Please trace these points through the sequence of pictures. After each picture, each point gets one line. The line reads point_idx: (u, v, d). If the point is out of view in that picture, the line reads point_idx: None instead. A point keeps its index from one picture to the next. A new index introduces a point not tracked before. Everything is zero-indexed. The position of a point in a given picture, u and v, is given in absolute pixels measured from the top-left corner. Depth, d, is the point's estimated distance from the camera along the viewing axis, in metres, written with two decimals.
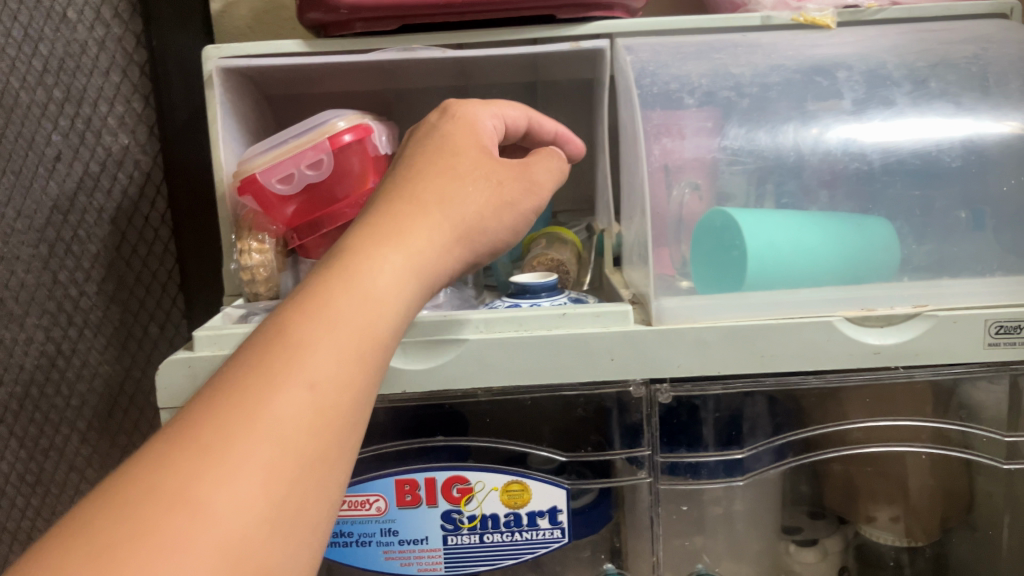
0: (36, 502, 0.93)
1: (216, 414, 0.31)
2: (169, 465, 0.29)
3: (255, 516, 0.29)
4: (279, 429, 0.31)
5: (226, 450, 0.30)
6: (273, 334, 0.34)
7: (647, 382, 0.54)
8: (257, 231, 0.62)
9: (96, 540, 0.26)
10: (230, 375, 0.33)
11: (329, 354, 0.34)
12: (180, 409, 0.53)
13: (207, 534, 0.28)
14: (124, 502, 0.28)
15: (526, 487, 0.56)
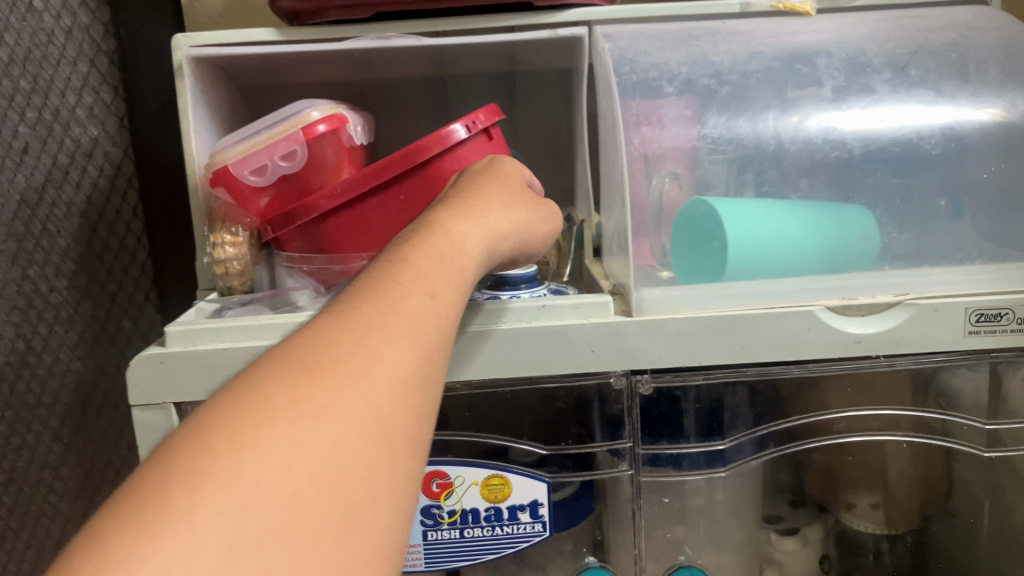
0: (6, 503, 0.91)
1: (365, 292, 0.33)
2: (334, 323, 0.31)
3: (408, 374, 0.31)
4: (422, 309, 0.34)
5: (382, 315, 0.32)
6: (397, 248, 0.38)
7: (628, 372, 0.54)
8: (230, 223, 0.60)
9: (276, 375, 0.28)
10: (364, 273, 0.36)
11: (448, 268, 0.38)
12: (152, 406, 0.51)
13: (379, 378, 0.30)
14: (297, 348, 0.30)
15: (506, 482, 0.55)
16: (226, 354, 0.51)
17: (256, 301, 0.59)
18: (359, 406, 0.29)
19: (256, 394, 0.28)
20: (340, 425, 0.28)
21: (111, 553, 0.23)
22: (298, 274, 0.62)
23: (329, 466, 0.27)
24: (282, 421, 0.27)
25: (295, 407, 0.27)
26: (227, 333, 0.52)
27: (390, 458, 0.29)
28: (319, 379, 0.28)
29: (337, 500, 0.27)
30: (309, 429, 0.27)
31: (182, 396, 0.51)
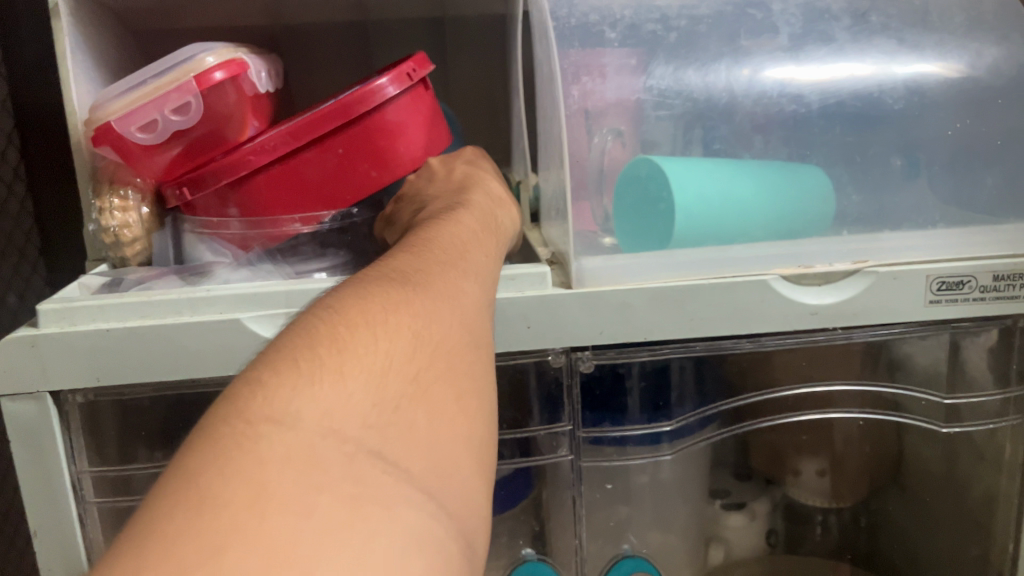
0: None
1: (429, 244, 0.39)
2: (418, 259, 0.36)
3: (477, 306, 0.37)
4: (475, 266, 0.39)
5: (453, 260, 0.38)
6: (437, 219, 0.43)
7: (567, 350, 0.48)
8: (119, 186, 0.53)
9: (385, 279, 0.33)
10: (414, 232, 0.41)
11: (483, 236, 0.44)
12: (24, 395, 0.45)
13: (462, 299, 0.36)
14: (391, 267, 0.34)
15: None
16: (110, 336, 0.45)
17: (157, 276, 0.51)
18: (453, 315, 0.34)
19: (374, 290, 0.32)
20: (443, 326, 0.33)
21: (281, 383, 0.26)
22: (214, 238, 0.54)
23: (438, 359, 0.32)
24: (403, 312, 0.31)
25: (410, 303, 0.32)
26: (111, 312, 0.46)
27: (473, 363, 0.34)
28: (423, 290, 0.33)
29: (444, 383, 0.32)
30: (424, 323, 0.32)
31: (60, 384, 0.45)
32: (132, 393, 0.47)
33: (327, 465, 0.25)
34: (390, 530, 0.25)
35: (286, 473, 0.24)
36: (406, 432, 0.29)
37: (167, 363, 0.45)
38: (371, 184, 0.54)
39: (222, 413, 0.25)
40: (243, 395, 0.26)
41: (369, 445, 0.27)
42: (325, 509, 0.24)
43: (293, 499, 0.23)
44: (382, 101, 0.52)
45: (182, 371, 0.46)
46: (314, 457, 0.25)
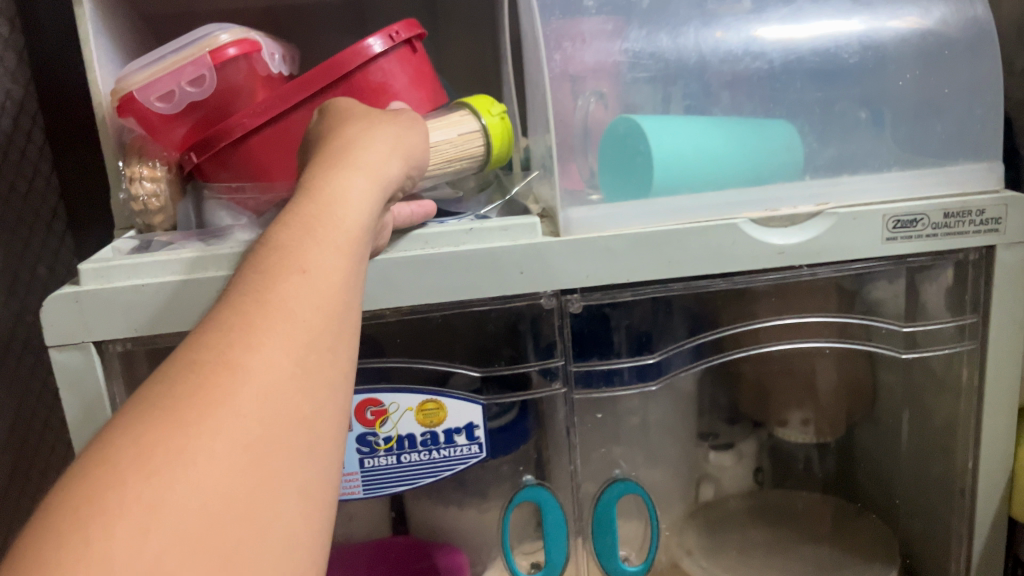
0: None
1: (236, 299, 0.32)
2: (206, 344, 0.30)
3: (327, 388, 0.32)
4: (298, 307, 0.32)
5: (293, 331, 0.32)
6: (294, 224, 0.36)
7: (558, 293, 0.54)
8: (147, 158, 0.58)
9: (179, 416, 0.27)
10: (255, 260, 0.34)
11: (335, 231, 0.37)
12: (70, 346, 0.50)
13: (255, 392, 0.29)
14: (196, 375, 0.29)
15: (441, 406, 0.54)
16: (145, 290, 0.50)
17: (181, 238, 0.56)
18: (240, 426, 0.28)
19: (159, 440, 0.27)
20: (264, 455, 0.28)
21: None
22: (229, 203, 0.58)
23: (216, 501, 0.26)
24: (200, 464, 0.27)
25: (211, 449, 0.27)
26: (146, 269, 0.50)
27: (281, 469, 0.29)
28: (231, 422, 0.28)
29: (264, 509, 0.28)
30: (228, 460, 0.27)
31: (102, 335, 0.50)
32: (165, 342, 0.52)
33: None
34: None
35: None
36: None
37: (197, 313, 0.50)
38: None
39: None
40: None
41: None
42: None
43: None
44: (366, 63, 0.56)
45: None
46: None
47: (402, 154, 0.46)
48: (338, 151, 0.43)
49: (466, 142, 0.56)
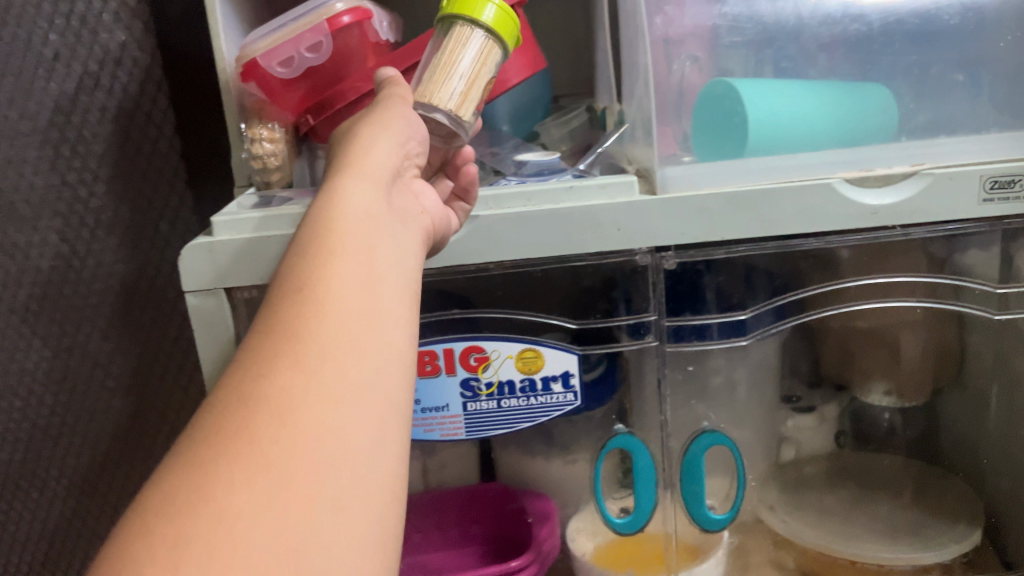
0: (64, 400, 0.82)
1: (246, 348, 0.34)
2: (219, 398, 0.33)
3: (349, 396, 0.33)
4: (303, 332, 0.34)
5: (296, 357, 0.33)
6: (292, 253, 0.38)
7: (653, 250, 0.56)
8: (266, 120, 0.62)
9: (200, 466, 0.30)
10: (263, 302, 0.36)
11: (332, 241, 0.38)
12: (204, 291, 0.55)
13: (264, 421, 0.31)
14: (212, 424, 0.31)
15: (539, 354, 0.57)
16: (272, 242, 0.54)
17: (299, 195, 0.60)
18: (255, 453, 0.30)
19: (179, 494, 0.29)
20: (287, 473, 0.30)
21: None
22: None
23: (244, 526, 0.28)
24: (221, 501, 0.29)
25: (229, 482, 0.29)
26: (270, 223, 0.55)
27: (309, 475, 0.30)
28: (242, 452, 0.30)
29: (299, 517, 0.29)
30: (249, 488, 0.29)
31: (232, 282, 0.54)
32: None
33: None
34: None
35: None
36: None
37: None
38: None
39: None
40: None
41: None
42: None
43: None
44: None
45: None
46: None
47: (401, 142, 0.46)
48: (330, 171, 0.43)
49: (476, 57, 0.49)
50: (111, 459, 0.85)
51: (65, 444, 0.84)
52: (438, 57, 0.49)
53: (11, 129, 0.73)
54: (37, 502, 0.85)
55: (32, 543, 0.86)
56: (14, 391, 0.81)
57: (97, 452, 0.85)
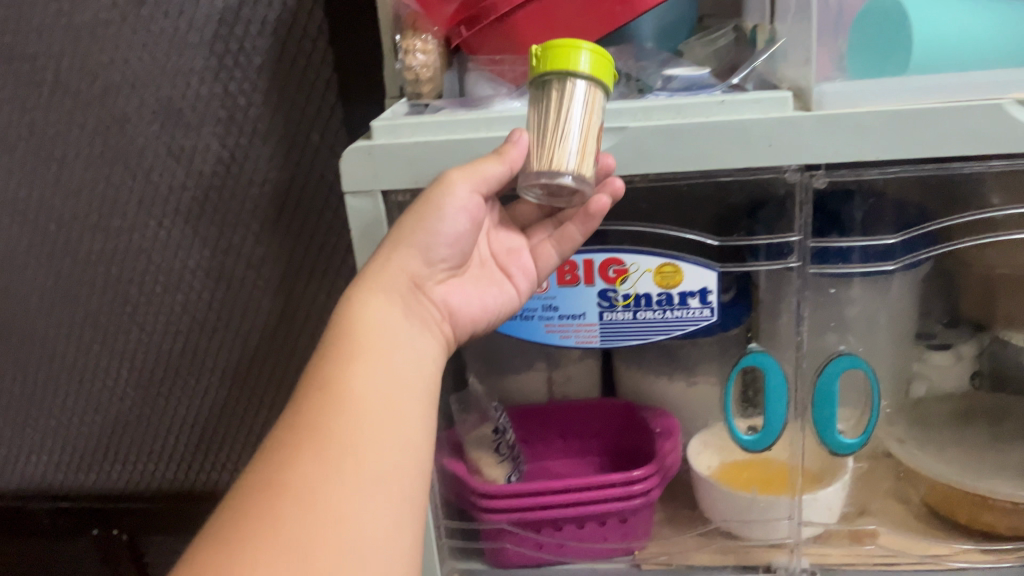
0: (219, 297, 0.89)
1: (288, 430, 0.48)
2: (267, 470, 0.46)
3: (367, 480, 0.46)
4: (333, 424, 0.47)
5: (319, 450, 0.46)
6: (325, 356, 0.51)
7: (802, 169, 0.55)
8: (420, 32, 0.64)
9: (255, 523, 0.43)
10: (301, 394, 0.49)
11: (357, 352, 0.51)
12: (362, 192, 0.58)
13: (301, 493, 0.44)
14: (263, 490, 0.45)
15: (678, 270, 0.58)
16: (426, 147, 0.56)
17: (448, 105, 0.63)
18: (297, 520, 0.44)
19: (239, 545, 0.43)
20: (317, 538, 0.43)
21: None
22: (490, 75, 0.64)
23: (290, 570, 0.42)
24: (268, 553, 0.42)
25: (274, 536, 0.43)
26: (426, 128, 0.57)
27: (338, 539, 0.44)
28: (273, 531, 0.43)
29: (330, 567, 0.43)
30: (290, 544, 0.43)
31: (388, 185, 0.57)
32: None
33: None
34: None
35: None
36: None
37: None
38: (614, 18, 0.60)
39: None
40: None
41: None
42: None
43: None
44: None
45: None
46: None
47: (429, 246, 0.55)
48: (365, 275, 0.54)
49: (585, 111, 0.50)
50: (259, 355, 0.92)
51: (220, 338, 0.91)
52: (546, 123, 0.50)
53: (183, 39, 0.78)
54: (196, 388, 0.93)
55: (191, 423, 0.95)
56: (177, 284, 0.88)
57: (248, 349, 0.91)
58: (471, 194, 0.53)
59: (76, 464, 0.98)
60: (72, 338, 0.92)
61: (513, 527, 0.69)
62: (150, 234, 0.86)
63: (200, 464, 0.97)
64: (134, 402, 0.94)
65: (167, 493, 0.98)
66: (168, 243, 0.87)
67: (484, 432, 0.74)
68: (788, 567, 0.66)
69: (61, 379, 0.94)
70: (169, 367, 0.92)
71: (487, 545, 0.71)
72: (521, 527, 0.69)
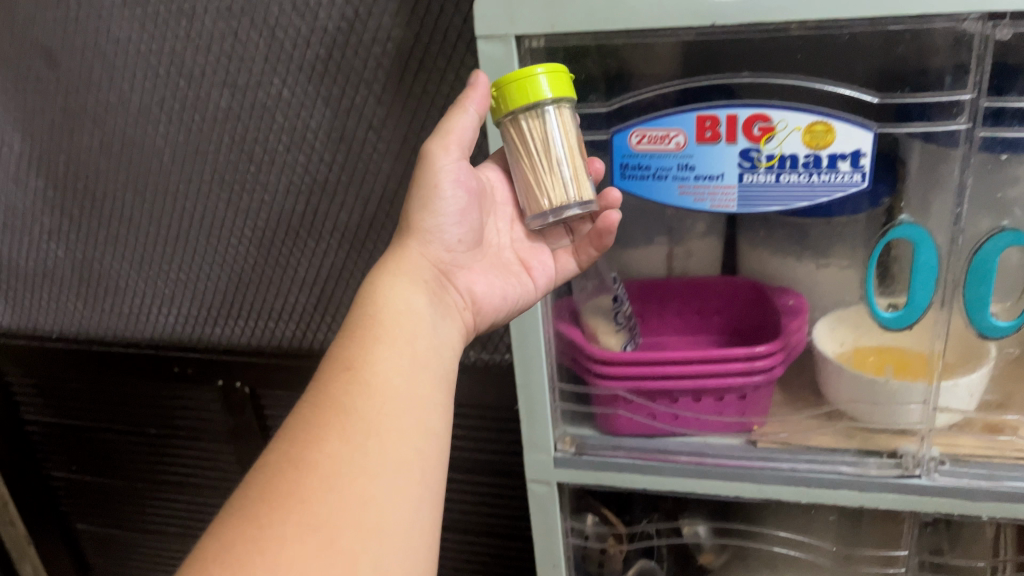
0: (340, 160, 0.89)
1: (310, 413, 0.51)
2: (287, 450, 0.48)
3: (391, 463, 0.49)
4: (356, 406, 0.51)
5: (342, 429, 0.49)
6: (349, 344, 0.54)
7: (985, 18, 0.49)
8: None
9: (280, 496, 0.46)
10: (321, 380, 0.53)
11: (380, 338, 0.55)
12: (494, 38, 0.57)
13: (325, 469, 0.47)
14: (286, 467, 0.47)
15: (830, 130, 0.54)
16: None
17: None
18: (322, 495, 0.46)
19: (264, 514, 0.45)
20: (343, 512, 0.46)
21: None
22: None
23: (317, 540, 0.44)
24: (294, 525, 0.44)
25: (301, 508, 0.45)
26: None
27: (365, 514, 0.47)
28: (298, 505, 0.45)
29: (355, 538, 0.45)
30: (316, 516, 0.45)
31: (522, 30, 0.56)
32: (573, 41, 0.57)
33: None
34: None
35: None
36: None
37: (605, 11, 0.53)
38: None
39: None
40: None
41: None
42: None
43: None
44: None
45: (619, 19, 0.53)
46: None
47: (439, 226, 0.63)
48: (382, 267, 0.61)
49: (561, 133, 0.57)
50: (376, 221, 0.91)
51: (339, 201, 0.91)
52: (530, 154, 0.59)
53: None
54: (315, 250, 0.94)
55: (310, 285, 0.97)
56: (300, 145, 0.89)
57: (366, 214, 0.91)
58: (456, 162, 0.62)
59: (203, 316, 1.02)
60: (200, 194, 0.95)
61: (629, 396, 0.69)
62: (276, 94, 0.87)
63: (317, 326, 0.99)
64: (256, 260, 0.97)
65: (286, 352, 1.02)
66: (292, 103, 0.87)
67: (602, 301, 0.73)
68: (916, 454, 0.63)
69: (190, 233, 0.97)
70: (291, 229, 0.94)
71: (600, 412, 0.71)
72: (637, 397, 0.69)
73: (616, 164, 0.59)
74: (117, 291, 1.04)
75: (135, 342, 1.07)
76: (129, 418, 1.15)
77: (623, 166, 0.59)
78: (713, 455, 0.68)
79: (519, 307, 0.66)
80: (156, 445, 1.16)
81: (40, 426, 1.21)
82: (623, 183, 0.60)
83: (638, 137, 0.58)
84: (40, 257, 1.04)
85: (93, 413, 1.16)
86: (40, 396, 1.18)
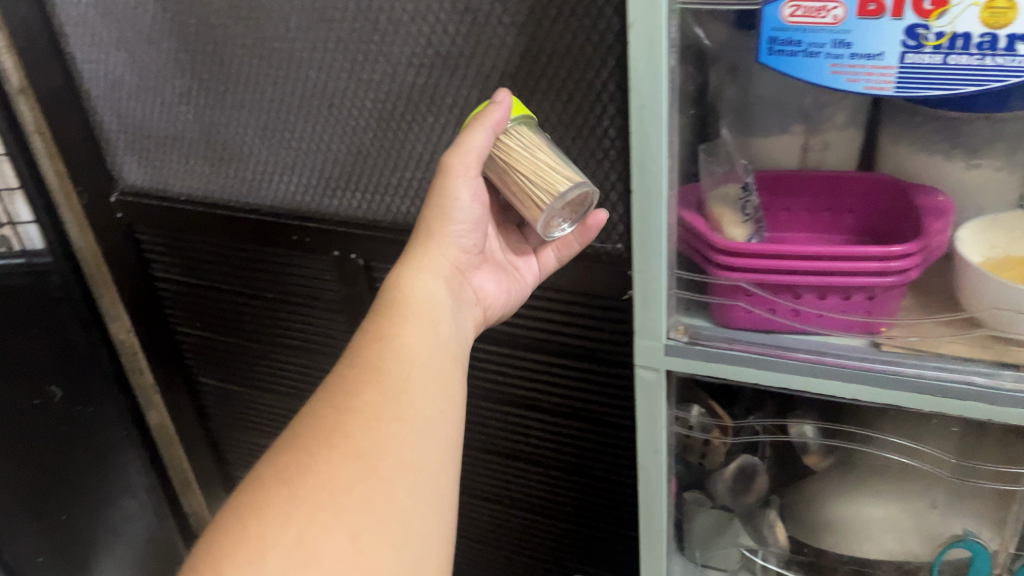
0: (464, 31, 0.85)
1: (351, 371, 0.64)
2: (331, 400, 0.62)
3: (420, 412, 0.63)
4: (391, 369, 0.64)
5: (379, 383, 0.63)
6: (381, 322, 0.68)
7: None
8: None
9: (329, 431, 0.59)
10: (361, 347, 0.66)
11: (406, 320, 0.68)
12: None
13: (364, 411, 0.61)
14: (334, 411, 0.61)
15: (1013, 7, 0.48)
16: None
17: None
18: (363, 432, 0.60)
19: (317, 442, 0.59)
20: (380, 445, 0.59)
21: (262, 507, 0.54)
22: None
23: (359, 464, 0.58)
24: (339, 452, 0.58)
25: (346, 439, 0.59)
26: None
27: (398, 448, 0.60)
28: (343, 437, 0.59)
29: (391, 466, 0.59)
30: (357, 447, 0.59)
31: None
32: None
33: (301, 538, 0.53)
34: (338, 552, 0.53)
35: (278, 541, 0.53)
36: (349, 506, 0.55)
37: None
38: None
39: (236, 523, 0.54)
40: (243, 513, 0.54)
41: (321, 515, 0.54)
42: (312, 547, 0.53)
43: (286, 549, 0.52)
44: None
45: None
46: (291, 528, 0.53)
47: (455, 234, 0.74)
48: (398, 271, 0.72)
49: None
50: (497, 97, 0.88)
51: (462, 75, 0.88)
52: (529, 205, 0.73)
53: None
54: (434, 125, 0.93)
55: (427, 160, 0.96)
56: (424, 15, 0.86)
57: (486, 89, 0.88)
58: (473, 182, 0.71)
59: (322, 187, 1.05)
60: (326, 63, 0.95)
61: (751, 289, 0.67)
62: None
63: None
64: (376, 133, 0.97)
65: (400, 227, 1.03)
66: None
67: (730, 190, 0.71)
68: None
69: (313, 103, 0.98)
70: (411, 102, 0.93)
71: (718, 302, 0.70)
72: (761, 290, 0.67)
73: (765, 39, 0.56)
74: (244, 158, 1.07)
75: (256, 208, 1.11)
76: (249, 284, 1.20)
77: (771, 42, 0.56)
78: (834, 354, 0.66)
79: (642, 190, 0.64)
80: (274, 309, 1.21)
81: (169, 287, 1.28)
82: (769, 58, 0.57)
83: (792, 10, 0.54)
84: (172, 121, 1.08)
85: (217, 277, 1.22)
86: (168, 259, 1.24)
